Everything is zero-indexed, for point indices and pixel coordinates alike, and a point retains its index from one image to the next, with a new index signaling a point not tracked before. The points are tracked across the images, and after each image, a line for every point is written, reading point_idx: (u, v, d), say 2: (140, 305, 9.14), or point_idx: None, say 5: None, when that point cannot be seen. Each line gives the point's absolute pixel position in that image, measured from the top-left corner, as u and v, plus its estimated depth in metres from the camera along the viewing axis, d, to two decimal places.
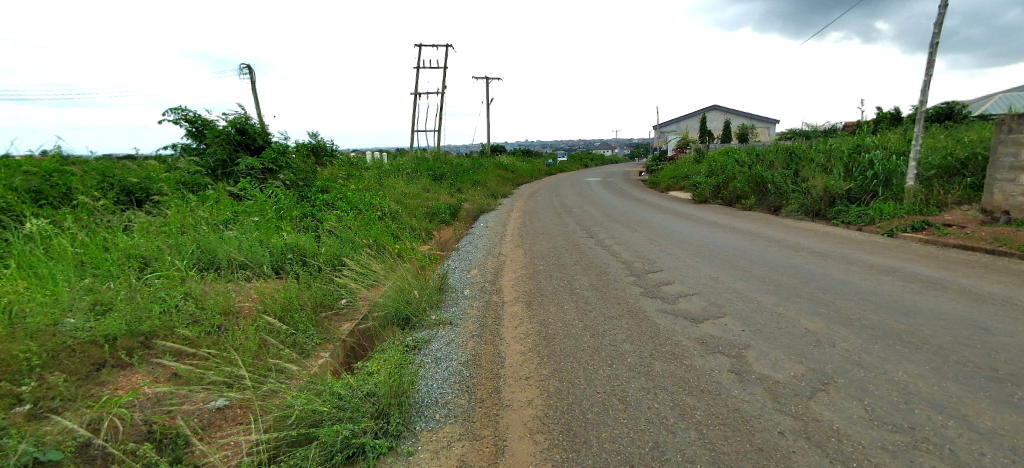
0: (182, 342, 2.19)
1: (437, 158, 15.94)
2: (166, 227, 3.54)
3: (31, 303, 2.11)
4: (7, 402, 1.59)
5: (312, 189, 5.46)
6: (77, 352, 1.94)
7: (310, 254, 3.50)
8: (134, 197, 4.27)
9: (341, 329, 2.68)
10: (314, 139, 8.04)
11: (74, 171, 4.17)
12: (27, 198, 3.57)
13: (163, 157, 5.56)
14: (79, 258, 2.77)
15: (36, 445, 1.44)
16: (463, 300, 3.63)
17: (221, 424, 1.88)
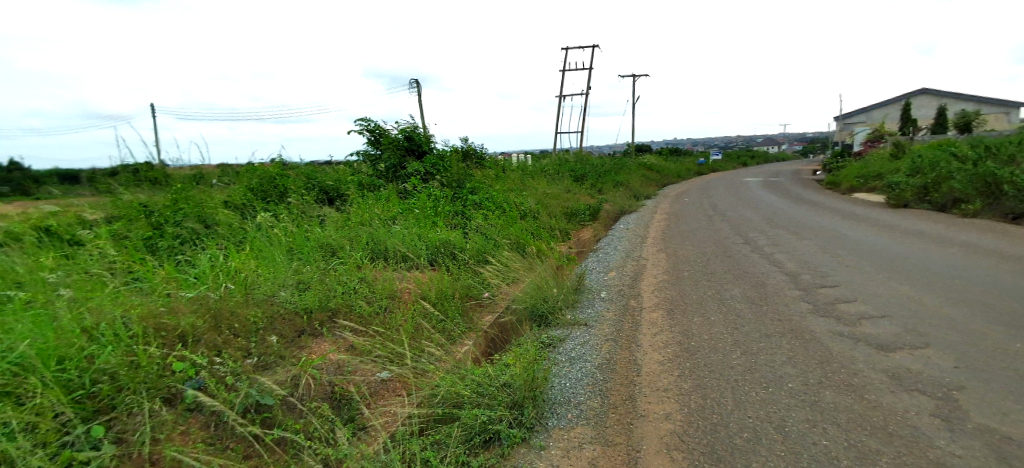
0: (358, 318, 2.59)
1: (570, 159, 16.10)
2: (352, 221, 4.24)
3: (259, 277, 2.69)
4: (242, 354, 2.05)
5: (463, 189, 5.96)
6: (287, 320, 2.43)
7: (459, 249, 3.84)
8: (329, 195, 5.21)
9: (483, 321, 2.88)
10: (465, 143, 8.75)
11: (289, 174, 5.21)
12: (258, 194, 4.57)
13: (349, 162, 6.63)
14: (288, 244, 3.44)
15: (258, 391, 1.87)
16: (599, 303, 3.61)
17: (384, 394, 2.18)
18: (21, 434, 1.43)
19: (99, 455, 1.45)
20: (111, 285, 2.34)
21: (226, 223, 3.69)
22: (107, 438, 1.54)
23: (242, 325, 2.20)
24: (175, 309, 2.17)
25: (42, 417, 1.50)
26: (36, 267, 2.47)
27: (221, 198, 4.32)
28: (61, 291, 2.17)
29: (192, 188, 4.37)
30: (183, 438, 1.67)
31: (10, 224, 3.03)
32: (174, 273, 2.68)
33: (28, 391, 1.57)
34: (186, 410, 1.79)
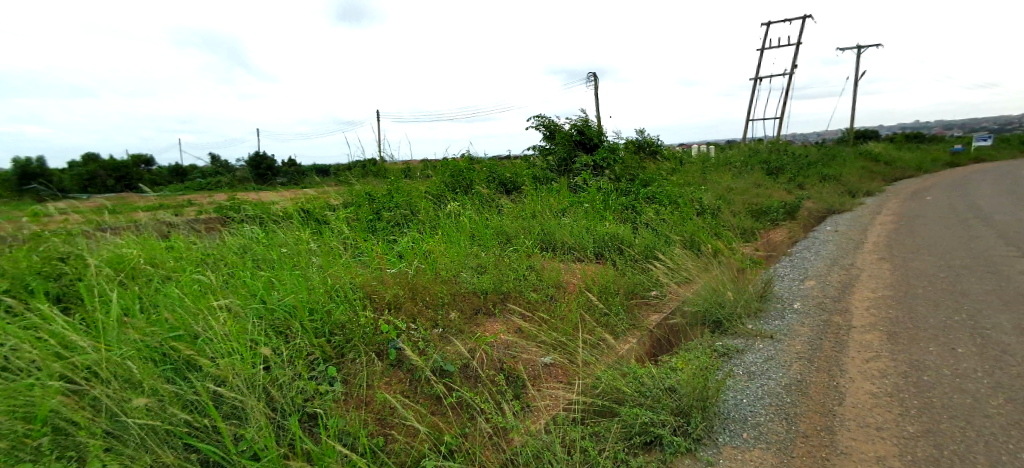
0: (527, 304, 2.75)
1: (748, 150, 14.34)
2: (526, 211, 4.54)
3: (447, 258, 3.07)
4: (432, 324, 2.37)
5: (636, 183, 5.82)
6: (468, 298, 2.71)
7: (627, 245, 3.78)
8: (506, 186, 5.66)
9: (649, 320, 2.78)
10: (643, 136, 8.45)
11: (475, 167, 5.80)
12: (449, 185, 5.20)
13: (526, 156, 7.04)
14: (471, 231, 3.84)
15: (442, 358, 2.12)
16: (789, 315, 3.14)
17: (546, 378, 2.22)
18: (288, 363, 1.92)
19: (332, 389, 1.86)
20: (345, 257, 2.96)
21: (425, 210, 4.29)
22: (338, 377, 1.96)
23: (431, 299, 2.54)
24: (384, 280, 2.64)
25: (300, 353, 1.98)
26: (301, 238, 3.27)
27: (423, 188, 5.04)
28: (314, 259, 2.84)
29: (402, 179, 5.22)
30: (386, 387, 1.99)
31: (284, 206, 4.07)
32: (385, 250, 3.26)
33: (292, 332, 2.09)
34: (390, 364, 2.11)
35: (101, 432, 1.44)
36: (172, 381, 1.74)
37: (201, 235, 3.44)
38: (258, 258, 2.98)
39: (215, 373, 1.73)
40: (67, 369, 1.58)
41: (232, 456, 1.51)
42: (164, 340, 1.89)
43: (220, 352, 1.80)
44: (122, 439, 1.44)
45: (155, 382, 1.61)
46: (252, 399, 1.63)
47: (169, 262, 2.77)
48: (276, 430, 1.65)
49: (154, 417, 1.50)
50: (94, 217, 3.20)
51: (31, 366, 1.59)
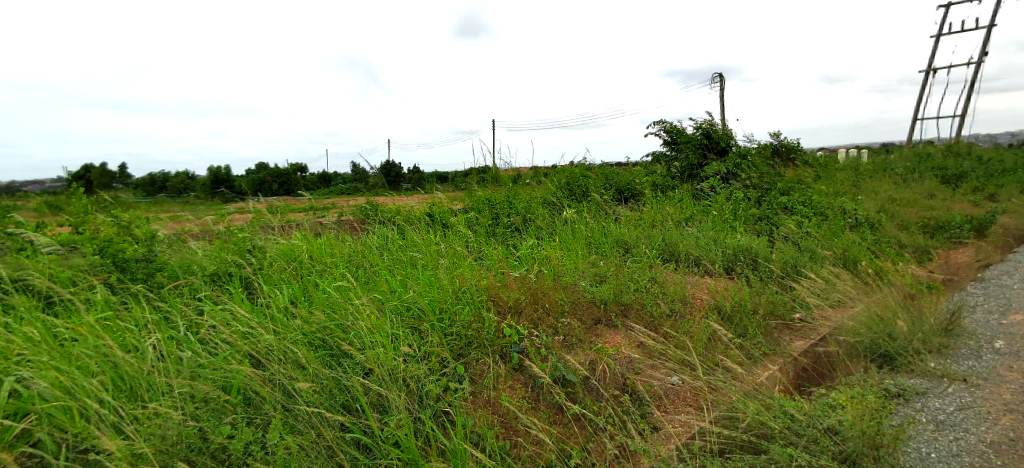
0: (650, 317, 2.64)
1: (907, 153, 12.18)
2: (646, 219, 4.39)
3: (567, 266, 3.07)
4: (552, 332, 2.38)
5: (773, 192, 5.30)
6: (587, 306, 2.67)
7: (763, 259, 3.47)
8: (624, 193, 5.55)
9: (794, 346, 2.49)
10: (775, 140, 7.68)
11: (591, 173, 5.76)
12: (565, 191, 5.22)
13: (645, 163, 6.83)
14: (588, 237, 3.83)
15: (565, 367, 2.10)
16: (988, 356, 2.56)
17: (674, 401, 2.08)
18: (422, 359, 2.08)
19: (461, 388, 1.94)
20: (469, 260, 3.16)
21: (543, 216, 4.37)
22: (466, 376, 2.04)
23: (553, 305, 2.57)
24: (507, 284, 2.73)
25: (433, 351, 2.13)
26: (432, 240, 3.53)
27: (539, 194, 5.12)
28: (442, 261, 3.08)
29: (520, 185, 5.37)
30: (510, 392, 2.02)
31: (414, 209, 4.43)
32: (505, 254, 3.39)
33: (425, 330, 2.26)
34: (512, 368, 2.15)
35: (278, 406, 1.69)
36: (330, 366, 2.01)
37: (345, 233, 3.89)
38: (394, 257, 3.28)
39: (364, 363, 1.95)
40: (252, 349, 1.92)
41: (378, 441, 1.64)
42: (321, 328, 2.20)
43: (367, 343, 2.05)
44: (293, 415, 1.67)
45: (317, 366, 1.85)
46: (395, 391, 1.79)
47: (322, 257, 3.19)
48: (414, 422, 1.78)
49: (317, 399, 1.72)
50: (265, 213, 3.78)
51: (228, 344, 1.93)
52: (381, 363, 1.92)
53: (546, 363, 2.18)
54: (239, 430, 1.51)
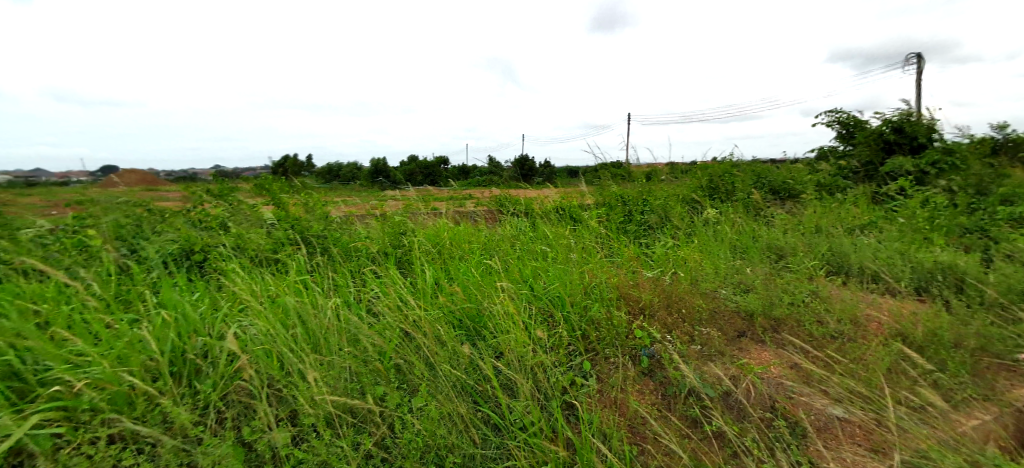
0: (808, 338, 2.54)
1: None
2: (805, 225, 4.01)
3: (707, 271, 3.25)
4: (689, 339, 2.56)
5: (987, 200, 4.34)
6: (730, 318, 2.78)
7: (974, 279, 2.90)
8: (779, 194, 5.12)
9: (1017, 393, 2.02)
10: (1002, 132, 6.18)
11: (740, 171, 5.33)
12: (708, 188, 4.98)
13: (811, 161, 6.34)
14: (734, 241, 3.76)
15: (702, 379, 2.16)
16: None
17: (838, 436, 1.87)
18: (552, 348, 2.54)
19: (588, 385, 2.30)
20: (599, 255, 3.54)
21: (682, 215, 4.32)
22: (591, 372, 2.41)
23: (690, 312, 2.77)
24: (640, 284, 3.11)
25: (560, 343, 2.58)
26: (557, 231, 3.93)
27: (679, 189, 4.98)
28: (572, 254, 3.50)
29: (658, 181, 5.24)
30: (639, 396, 2.25)
31: (547, 201, 4.63)
32: (638, 252, 3.72)
33: (552, 322, 2.77)
34: (642, 371, 2.43)
35: (424, 369, 2.50)
36: (465, 339, 2.76)
37: (482, 223, 4.25)
38: (525, 247, 3.78)
39: (495, 346, 2.60)
40: (405, 322, 2.78)
41: (507, 424, 2.19)
42: (459, 309, 2.96)
43: (501, 329, 2.64)
44: (433, 384, 2.39)
45: (455, 345, 2.60)
46: (522, 379, 2.28)
47: (462, 243, 3.81)
48: (544, 409, 2.22)
49: (455, 375, 2.43)
50: (415, 201, 4.31)
51: (385, 311, 2.89)
52: (512, 350, 2.42)
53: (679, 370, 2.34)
54: (392, 392, 2.34)
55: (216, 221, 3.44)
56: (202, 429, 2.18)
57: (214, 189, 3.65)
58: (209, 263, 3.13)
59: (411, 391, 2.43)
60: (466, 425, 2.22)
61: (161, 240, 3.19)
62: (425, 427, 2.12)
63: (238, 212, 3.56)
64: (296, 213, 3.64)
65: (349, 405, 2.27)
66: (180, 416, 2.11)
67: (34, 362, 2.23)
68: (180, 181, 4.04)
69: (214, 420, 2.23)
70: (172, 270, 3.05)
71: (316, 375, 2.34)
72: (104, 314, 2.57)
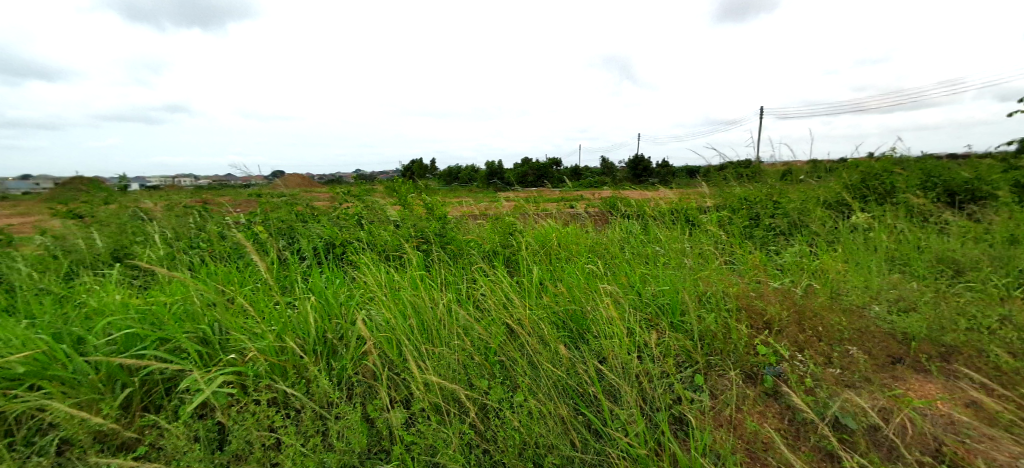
0: (992, 371, 2.22)
1: None
2: (990, 234, 3.46)
3: (850, 285, 2.95)
4: (826, 361, 2.39)
5: None
6: (881, 342, 2.50)
7: None
8: (956, 197, 4.47)
9: None
10: None
11: (900, 173, 4.73)
12: (858, 190, 4.63)
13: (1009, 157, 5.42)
14: (894, 251, 3.41)
15: (840, 409, 2.06)
16: None
17: None
18: (659, 358, 2.56)
19: (698, 400, 2.30)
20: (717, 261, 3.31)
21: (822, 220, 4.04)
22: (704, 388, 2.39)
23: (829, 331, 2.57)
24: (762, 295, 2.92)
25: (668, 352, 2.60)
26: (671, 234, 3.81)
27: (820, 193, 4.67)
28: (686, 260, 3.32)
29: (793, 183, 4.90)
30: (760, 418, 2.19)
31: (661, 203, 4.63)
32: (765, 260, 3.46)
33: (658, 329, 2.80)
34: (765, 391, 2.33)
35: (527, 371, 2.58)
36: (568, 344, 2.80)
37: (591, 224, 4.28)
38: (634, 251, 3.68)
39: (598, 351, 2.64)
40: (509, 320, 2.90)
41: (609, 431, 2.22)
42: (562, 310, 3.01)
43: (605, 334, 2.66)
44: (535, 383, 2.49)
45: (557, 346, 2.66)
46: (626, 386, 2.34)
47: (569, 244, 3.82)
48: (649, 421, 2.26)
49: (558, 376, 2.51)
50: (527, 202, 4.53)
51: (491, 308, 3.02)
52: (616, 357, 2.51)
53: (811, 395, 2.24)
54: (495, 387, 2.46)
55: (355, 219, 3.91)
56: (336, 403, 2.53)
57: (354, 192, 4.15)
58: (347, 256, 3.57)
59: (512, 387, 2.55)
60: (567, 427, 2.27)
61: (312, 233, 3.68)
62: (525, 425, 2.23)
63: (372, 212, 3.98)
64: (416, 214, 3.95)
65: (455, 396, 2.44)
66: (320, 389, 2.47)
67: (219, 330, 2.74)
68: (329, 184, 4.64)
69: (345, 395, 2.57)
70: (320, 260, 3.53)
71: (429, 364, 2.56)
72: (269, 295, 3.07)
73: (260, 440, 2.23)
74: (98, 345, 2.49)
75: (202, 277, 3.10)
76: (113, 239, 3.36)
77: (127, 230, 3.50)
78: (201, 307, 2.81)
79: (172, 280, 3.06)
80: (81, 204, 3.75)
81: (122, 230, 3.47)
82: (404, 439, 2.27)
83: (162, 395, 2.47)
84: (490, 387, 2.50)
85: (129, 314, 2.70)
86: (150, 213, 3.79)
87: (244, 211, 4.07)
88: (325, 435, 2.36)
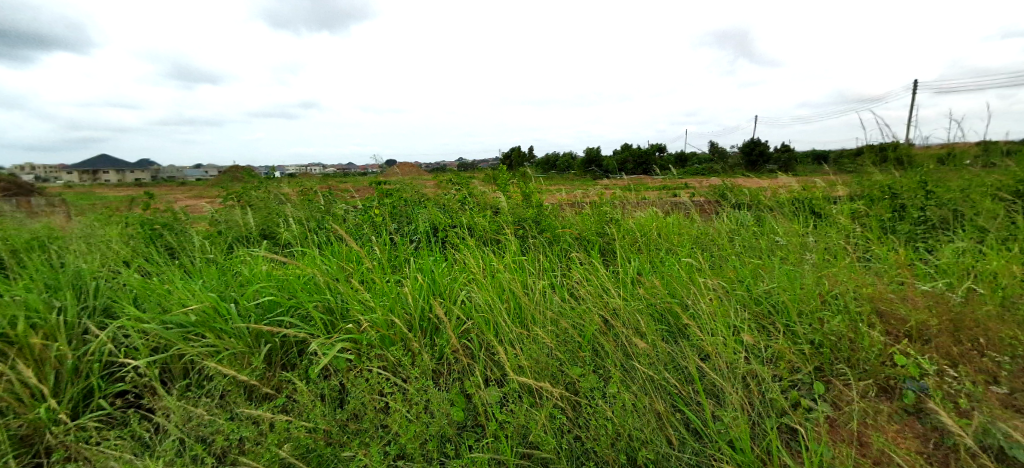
0: None
1: None
2: None
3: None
4: (988, 380, 2.05)
5: None
6: None
7: None
8: None
9: None
10: None
11: None
12: None
13: None
14: None
15: (1005, 437, 1.76)
16: None
17: None
18: (770, 362, 2.36)
19: (817, 408, 2.09)
20: (848, 258, 2.95)
21: (991, 212, 3.43)
22: (824, 397, 2.17)
23: (995, 346, 2.19)
24: (906, 297, 2.54)
25: (781, 355, 2.37)
26: (790, 228, 3.50)
27: (991, 180, 3.94)
28: (808, 255, 3.00)
29: (952, 168, 4.18)
30: (896, 437, 1.94)
31: (779, 194, 4.35)
32: (909, 258, 3.03)
33: (772, 330, 2.55)
34: (903, 407, 2.08)
35: (620, 363, 2.52)
36: (665, 337, 2.67)
37: (696, 214, 4.09)
38: (745, 243, 3.43)
39: (699, 349, 2.48)
40: (603, 309, 2.86)
41: (711, 432, 2.12)
42: (660, 302, 2.87)
43: (707, 330, 2.51)
44: (630, 376, 2.44)
45: (654, 339, 2.56)
46: (730, 387, 2.19)
47: (670, 235, 3.68)
48: (755, 426, 2.10)
49: (653, 371, 2.42)
50: (626, 191, 4.51)
51: (586, 296, 2.99)
52: (720, 355, 2.35)
53: (965, 416, 1.93)
54: (586, 375, 2.44)
55: (457, 205, 4.10)
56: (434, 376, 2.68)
57: (456, 178, 4.33)
58: (449, 240, 3.77)
59: (604, 377, 2.51)
60: (663, 424, 2.20)
61: (419, 218, 3.95)
62: (618, 416, 2.18)
63: (473, 197, 4.17)
64: (515, 201, 4.05)
65: (546, 381, 2.47)
66: (423, 363, 2.65)
67: (339, 300, 3.05)
68: (435, 172, 4.93)
69: (444, 369, 2.73)
70: (425, 243, 3.78)
71: (523, 349, 2.59)
72: (382, 272, 3.35)
73: (371, 403, 2.46)
74: (249, 307, 2.92)
75: (328, 255, 3.48)
76: (260, 220, 3.93)
77: (269, 211, 4.06)
78: (327, 280, 3.16)
79: (304, 256, 3.49)
80: (237, 187, 4.41)
81: (266, 210, 4.02)
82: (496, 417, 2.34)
83: (295, 355, 2.83)
84: (582, 374, 2.49)
85: (271, 283, 3.12)
86: (288, 196, 4.35)
87: (362, 197, 4.50)
88: (427, 403, 2.48)
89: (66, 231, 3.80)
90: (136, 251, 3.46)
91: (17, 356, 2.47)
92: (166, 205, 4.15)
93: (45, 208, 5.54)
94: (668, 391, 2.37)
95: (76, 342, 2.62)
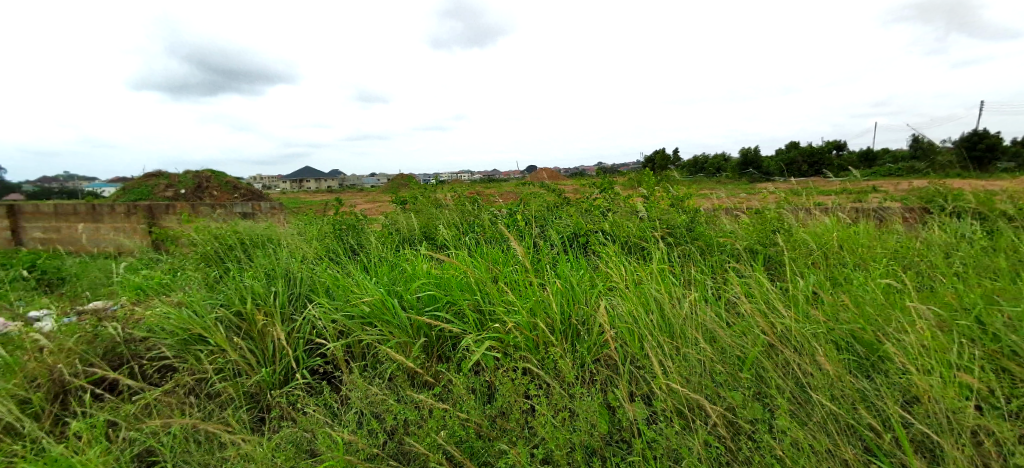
0: None
1: None
2: None
3: None
4: None
5: None
6: None
7: None
8: None
9: None
10: None
11: None
12: None
13: None
14: None
15: None
16: None
17: None
18: (1014, 418, 1.81)
19: None
20: None
21: None
22: None
23: None
24: None
25: None
26: None
27: None
28: None
29: None
30: None
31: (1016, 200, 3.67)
32: None
33: (1016, 375, 1.96)
34: None
35: (791, 394, 2.19)
36: (851, 369, 2.24)
37: (896, 223, 3.60)
38: (972, 263, 2.78)
39: (904, 388, 2.01)
40: (770, 327, 2.53)
41: None
42: (846, 327, 2.43)
43: (916, 366, 2.04)
44: (805, 409, 2.11)
45: (838, 368, 2.17)
46: (952, 443, 1.74)
47: (856, 249, 3.20)
48: None
49: (836, 408, 2.04)
50: (793, 195, 3.99)
51: (748, 312, 2.69)
52: (935, 399, 1.88)
53: None
54: (747, 402, 2.17)
55: (599, 211, 4.07)
56: (578, 382, 2.63)
57: (598, 182, 4.30)
58: (591, 246, 3.75)
59: (770, 408, 2.20)
60: None
61: (560, 223, 4.01)
62: (791, 455, 1.89)
63: (616, 203, 4.09)
64: (662, 206, 3.86)
65: (699, 403, 2.26)
66: (566, 369, 2.63)
67: (486, 300, 3.21)
68: (575, 176, 4.97)
69: (586, 377, 2.68)
70: (567, 248, 3.82)
71: (672, 365, 2.41)
72: (527, 274, 3.47)
73: (517, 403, 2.52)
74: (412, 301, 3.24)
75: (477, 256, 3.72)
76: (423, 222, 4.38)
77: (428, 214, 4.50)
78: (477, 280, 3.36)
79: (458, 257, 3.78)
80: (405, 193, 5.03)
81: (425, 214, 4.47)
82: (643, 435, 2.19)
83: (449, 348, 3.06)
84: (743, 400, 2.21)
85: (429, 280, 3.44)
86: (443, 201, 4.79)
87: (507, 201, 4.76)
88: (571, 410, 2.45)
89: (281, 230, 4.73)
90: (327, 247, 4.13)
91: (248, 329, 3.11)
92: (348, 209, 4.89)
93: (270, 210, 7.08)
94: (859, 435, 1.98)
95: (286, 321, 3.19)
